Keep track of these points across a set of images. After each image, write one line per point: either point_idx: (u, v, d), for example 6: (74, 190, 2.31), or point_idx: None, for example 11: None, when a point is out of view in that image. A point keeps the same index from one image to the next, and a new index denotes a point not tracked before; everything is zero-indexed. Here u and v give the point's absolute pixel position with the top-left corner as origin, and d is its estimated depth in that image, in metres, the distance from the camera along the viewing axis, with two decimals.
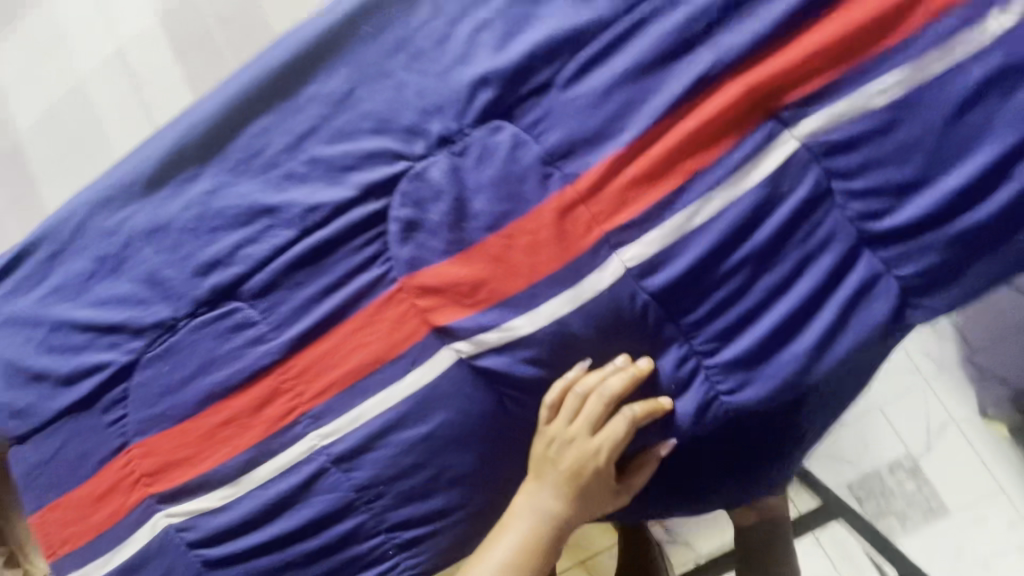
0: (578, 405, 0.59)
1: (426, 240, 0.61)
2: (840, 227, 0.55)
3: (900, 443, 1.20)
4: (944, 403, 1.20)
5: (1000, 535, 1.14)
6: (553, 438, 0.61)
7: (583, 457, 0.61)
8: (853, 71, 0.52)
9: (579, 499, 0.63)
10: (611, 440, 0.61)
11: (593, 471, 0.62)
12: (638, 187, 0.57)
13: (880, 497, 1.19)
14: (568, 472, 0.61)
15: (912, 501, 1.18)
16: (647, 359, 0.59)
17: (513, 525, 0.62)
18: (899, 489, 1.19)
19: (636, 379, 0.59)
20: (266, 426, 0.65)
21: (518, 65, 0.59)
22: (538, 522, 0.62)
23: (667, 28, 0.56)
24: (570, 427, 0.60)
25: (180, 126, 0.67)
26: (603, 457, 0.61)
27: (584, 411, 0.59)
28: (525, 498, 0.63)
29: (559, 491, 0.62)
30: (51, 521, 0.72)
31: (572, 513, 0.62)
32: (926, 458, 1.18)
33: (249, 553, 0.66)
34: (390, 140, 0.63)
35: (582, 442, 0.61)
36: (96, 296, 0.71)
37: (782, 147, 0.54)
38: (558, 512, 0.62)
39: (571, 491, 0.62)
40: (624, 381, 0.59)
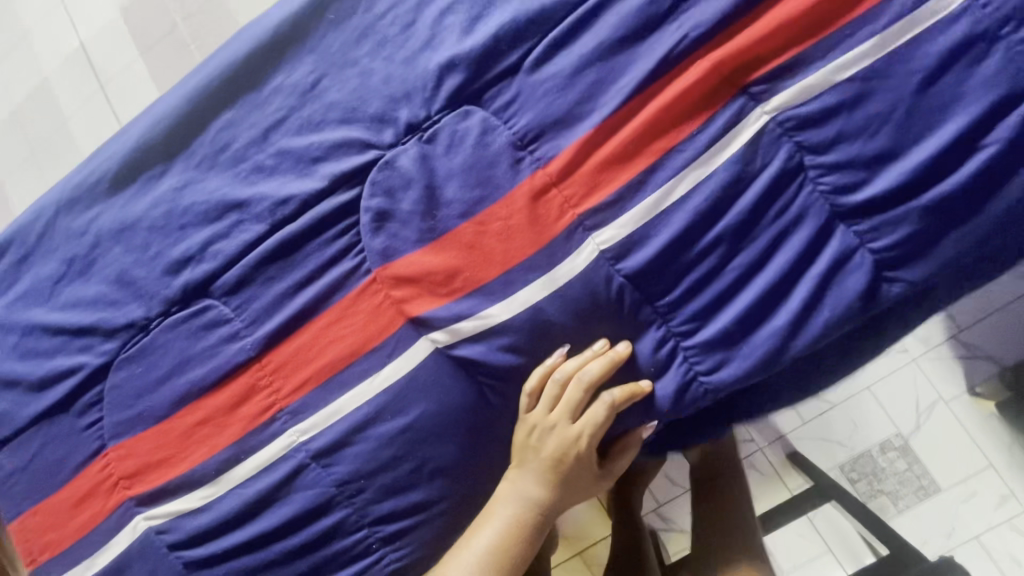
0: (557, 391, 0.59)
1: (398, 229, 0.60)
2: (813, 202, 0.54)
3: (891, 424, 1.19)
4: (934, 381, 1.18)
5: (990, 509, 1.15)
6: (535, 426, 0.61)
7: (565, 443, 0.61)
8: (821, 43, 0.52)
9: (562, 486, 0.63)
10: (592, 426, 0.60)
11: (576, 457, 0.62)
12: (610, 168, 0.56)
13: (872, 478, 1.19)
14: (549, 459, 0.61)
15: (903, 480, 1.18)
16: (626, 343, 0.59)
17: (496, 514, 0.61)
18: (890, 469, 1.19)
19: (616, 363, 0.59)
20: (243, 424, 0.64)
21: (485, 48, 0.58)
22: (522, 509, 0.62)
23: (634, 6, 0.55)
24: (551, 414, 0.60)
25: (146, 123, 0.67)
26: (585, 442, 0.61)
27: (563, 398, 0.59)
28: (508, 486, 0.62)
29: (542, 478, 0.62)
30: (30, 528, 0.70)
31: (555, 499, 0.62)
32: (915, 437, 1.18)
33: (230, 553, 0.65)
34: (358, 130, 0.62)
35: (564, 429, 0.60)
36: (68, 299, 0.70)
37: (753, 123, 0.54)
38: (541, 499, 0.62)
39: (554, 478, 0.62)
40: (602, 365, 0.58)
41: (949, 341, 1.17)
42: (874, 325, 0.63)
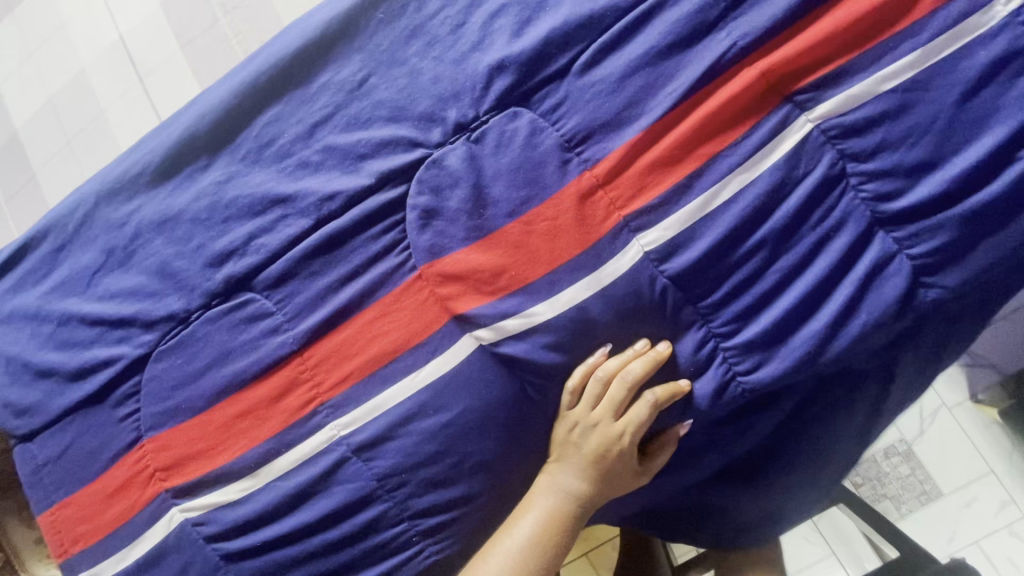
0: (600, 390, 0.60)
1: (445, 227, 0.61)
2: (854, 208, 0.56)
3: (894, 428, 1.23)
4: (937, 389, 1.22)
5: (991, 515, 1.18)
6: (577, 422, 0.63)
7: (606, 440, 0.62)
8: (865, 55, 0.54)
9: (602, 480, 0.64)
10: (635, 424, 0.62)
11: (617, 454, 0.63)
12: (656, 171, 0.57)
13: (877, 483, 1.22)
14: (591, 455, 0.63)
15: (906, 485, 1.22)
16: (667, 343, 0.60)
17: (535, 506, 0.63)
18: (894, 474, 1.22)
19: (659, 363, 0.60)
20: (284, 416, 0.65)
21: (535, 51, 0.59)
22: (562, 502, 0.63)
23: (684, 14, 0.56)
24: (594, 411, 0.62)
25: (191, 116, 0.67)
26: (627, 440, 0.62)
27: (606, 396, 0.61)
28: (548, 478, 0.64)
29: (582, 472, 0.63)
30: (63, 519, 0.71)
31: (594, 493, 0.64)
32: (918, 442, 1.22)
33: (268, 545, 0.66)
34: (406, 128, 0.63)
35: (606, 426, 0.62)
36: (106, 289, 0.70)
37: (798, 130, 0.55)
38: (581, 493, 0.64)
39: (594, 474, 0.63)
40: (645, 365, 0.59)
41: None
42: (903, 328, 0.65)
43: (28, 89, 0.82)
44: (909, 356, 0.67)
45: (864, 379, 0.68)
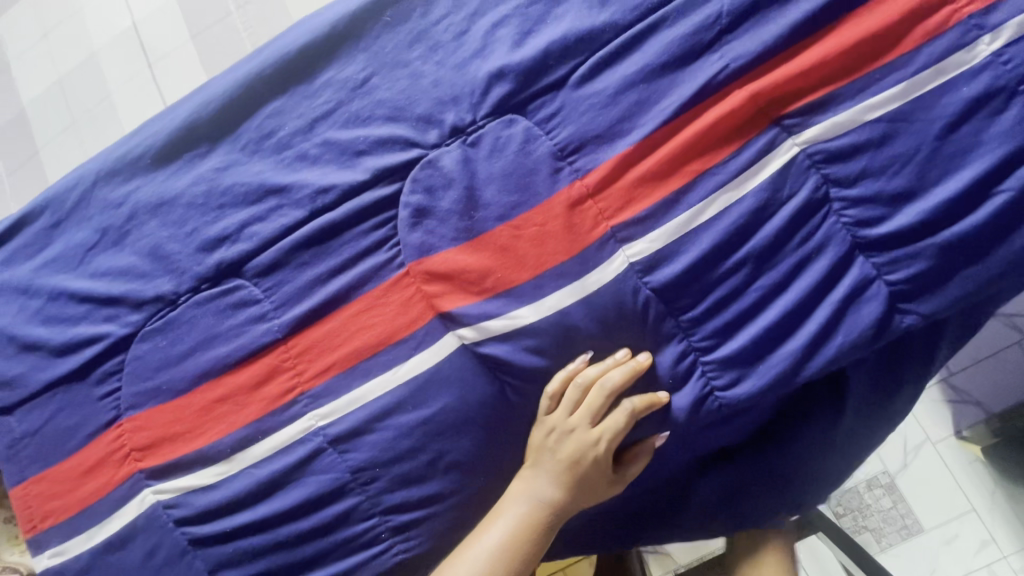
0: (578, 396, 0.61)
1: (435, 227, 0.63)
2: (835, 232, 0.57)
3: (878, 462, 1.25)
4: (922, 424, 1.22)
5: (972, 554, 1.17)
6: (554, 427, 0.63)
7: (582, 447, 0.63)
8: (852, 85, 0.55)
9: (576, 487, 0.64)
10: (610, 432, 0.62)
11: (591, 461, 0.63)
12: (645, 186, 0.59)
13: (859, 513, 1.25)
14: (566, 461, 0.63)
15: (888, 518, 1.24)
16: (647, 354, 0.60)
17: (510, 508, 0.63)
18: (875, 506, 1.24)
19: (639, 373, 0.61)
20: (263, 404, 0.65)
21: (534, 62, 0.61)
22: (533, 507, 0.63)
23: (680, 35, 0.58)
24: (570, 417, 0.62)
25: (197, 104, 0.69)
26: (603, 447, 0.63)
27: (585, 402, 0.61)
28: (523, 483, 0.64)
29: (557, 479, 0.64)
30: (34, 494, 0.71)
31: (569, 499, 0.64)
32: (901, 475, 1.23)
33: (238, 532, 0.65)
34: (404, 128, 0.64)
35: (582, 433, 0.62)
36: (97, 267, 0.71)
37: (784, 153, 0.57)
38: (556, 499, 0.64)
39: (567, 480, 0.63)
40: (624, 374, 0.60)
41: (942, 385, 1.19)
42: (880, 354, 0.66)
43: (37, 69, 0.83)
44: (890, 366, 0.69)
45: (853, 387, 0.69)
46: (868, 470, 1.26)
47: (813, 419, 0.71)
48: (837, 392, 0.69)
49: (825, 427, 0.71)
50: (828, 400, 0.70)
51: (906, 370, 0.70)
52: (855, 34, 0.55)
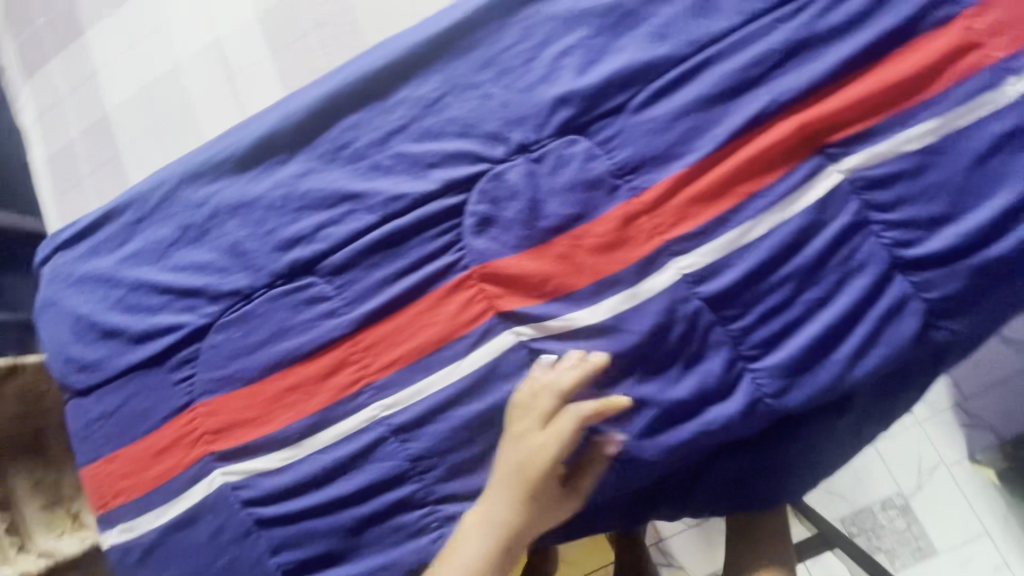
0: (532, 401, 0.65)
1: (499, 234, 0.68)
2: (875, 253, 0.62)
3: (893, 482, 1.26)
4: (937, 446, 1.25)
5: None
6: (506, 434, 0.65)
7: (534, 452, 0.63)
8: (891, 119, 0.61)
9: (535, 502, 0.64)
10: (563, 436, 0.63)
11: (544, 470, 0.63)
12: (697, 204, 0.64)
13: (871, 534, 1.26)
14: (510, 471, 0.64)
15: (901, 538, 1.25)
16: (603, 355, 0.65)
17: (480, 530, 0.63)
18: (888, 527, 1.26)
19: (586, 375, 0.64)
20: (331, 393, 0.70)
21: (597, 88, 0.66)
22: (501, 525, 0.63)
23: (733, 69, 0.64)
24: (524, 422, 0.64)
25: (281, 115, 0.75)
26: (552, 458, 0.63)
27: (540, 408, 0.64)
28: (488, 501, 0.65)
29: (518, 495, 0.63)
30: (106, 473, 0.75)
31: (529, 516, 0.64)
32: (915, 497, 1.25)
33: (302, 514, 0.69)
34: (473, 144, 0.70)
35: (535, 438, 0.64)
36: (178, 262, 0.77)
37: (829, 178, 0.62)
38: (519, 516, 0.63)
39: (524, 491, 0.63)
40: (576, 376, 0.64)
41: (954, 410, 1.24)
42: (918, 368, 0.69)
43: (121, 76, 0.89)
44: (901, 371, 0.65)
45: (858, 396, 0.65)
46: (882, 490, 1.27)
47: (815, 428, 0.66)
48: (844, 402, 0.65)
49: (824, 437, 0.67)
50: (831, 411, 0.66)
51: (923, 373, 0.66)
52: (893, 74, 0.61)
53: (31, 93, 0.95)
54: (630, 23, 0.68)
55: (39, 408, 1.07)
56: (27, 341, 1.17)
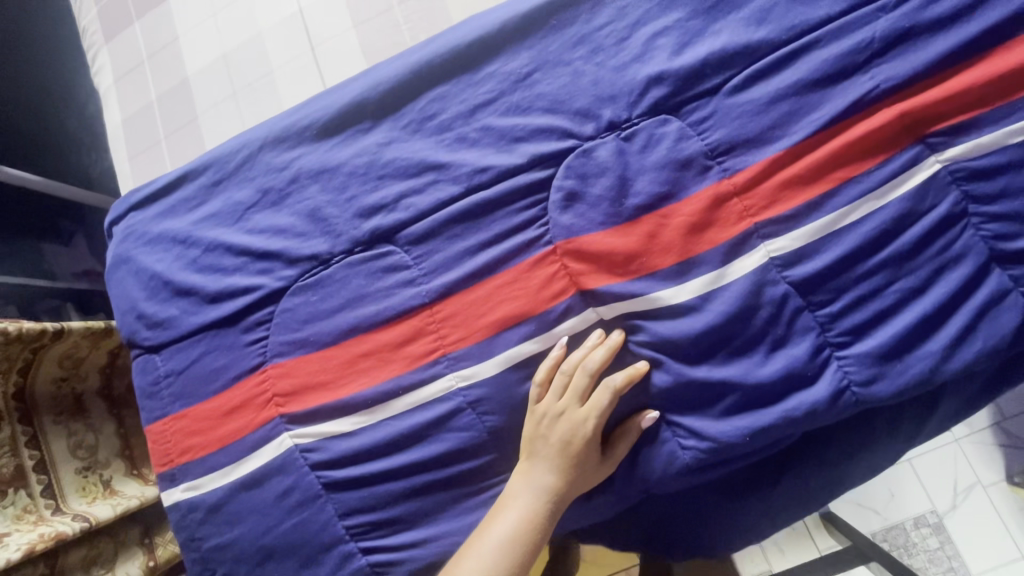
0: (565, 379, 0.65)
1: (585, 210, 0.67)
2: (972, 244, 0.62)
3: (925, 498, 1.16)
4: (972, 464, 1.15)
5: None
6: (544, 413, 0.66)
7: (574, 427, 0.65)
8: (997, 111, 0.60)
9: (571, 472, 0.66)
10: (597, 410, 0.65)
11: (582, 442, 0.65)
12: (790, 187, 0.64)
13: (904, 551, 1.15)
14: (557, 444, 0.65)
15: (933, 558, 1.13)
16: (620, 332, 0.67)
17: (513, 505, 0.65)
18: (922, 545, 1.14)
19: (614, 350, 0.66)
20: (406, 361, 0.70)
21: (693, 69, 0.67)
22: (535, 499, 0.66)
23: (832, 56, 0.64)
24: (559, 400, 0.65)
25: (367, 83, 0.76)
26: (591, 427, 0.65)
27: (572, 385, 0.65)
28: (524, 477, 0.67)
29: (553, 466, 0.66)
30: (175, 430, 0.76)
31: (566, 487, 0.66)
32: (950, 516, 1.14)
33: (372, 479, 0.71)
34: (562, 120, 0.70)
35: (572, 413, 0.65)
36: (255, 224, 0.77)
37: (927, 168, 0.62)
38: (555, 488, 0.66)
39: (563, 464, 0.66)
40: (604, 353, 0.65)
41: (993, 429, 1.15)
42: (1009, 366, 0.67)
43: (203, 42, 0.91)
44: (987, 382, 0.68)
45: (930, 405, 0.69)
46: (914, 506, 1.16)
47: (882, 432, 0.70)
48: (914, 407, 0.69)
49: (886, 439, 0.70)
50: (899, 417, 0.69)
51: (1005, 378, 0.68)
52: (1001, 65, 0.60)
53: (110, 55, 0.97)
54: (727, 6, 0.68)
55: (79, 372, 1.08)
56: (61, 308, 1.22)
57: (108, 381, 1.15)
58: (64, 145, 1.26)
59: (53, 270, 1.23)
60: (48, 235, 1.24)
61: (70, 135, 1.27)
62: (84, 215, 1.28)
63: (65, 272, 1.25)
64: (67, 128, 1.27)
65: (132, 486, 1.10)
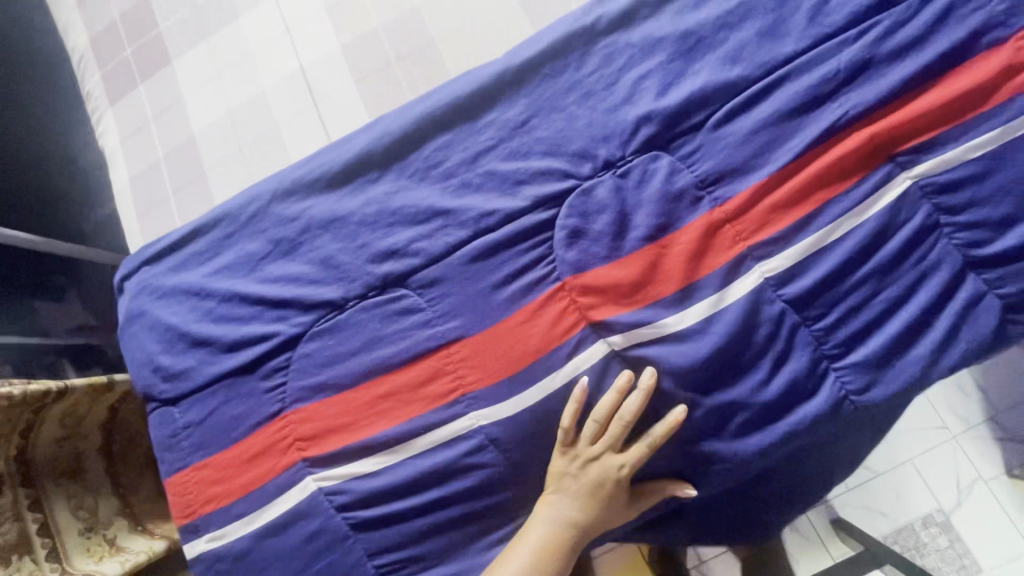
0: (603, 425, 0.69)
1: (589, 245, 0.72)
2: (946, 254, 0.67)
3: (931, 497, 1.15)
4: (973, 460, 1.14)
5: None
6: (579, 455, 0.69)
7: (607, 470, 0.70)
8: (954, 132, 0.67)
9: (600, 510, 0.70)
10: (634, 458, 0.69)
11: (613, 485, 0.70)
12: (777, 212, 0.68)
13: (916, 552, 1.14)
14: (590, 485, 0.69)
15: (944, 557, 1.12)
16: (653, 373, 0.68)
17: (534, 534, 0.69)
18: (932, 545, 1.13)
19: (648, 393, 0.68)
20: (425, 402, 0.72)
21: (679, 107, 0.72)
22: (559, 527, 0.69)
23: (804, 90, 0.70)
24: (595, 445, 0.69)
25: (373, 135, 0.80)
26: (625, 472, 0.70)
27: (609, 431, 0.69)
28: (547, 508, 0.70)
29: (580, 501, 0.69)
30: (195, 480, 0.77)
31: (591, 522, 0.70)
32: (956, 513, 1.13)
33: (399, 516, 0.73)
34: (561, 162, 0.74)
35: (607, 457, 0.69)
36: (268, 275, 0.80)
37: (899, 185, 0.68)
38: (579, 520, 0.70)
39: (591, 501, 0.70)
40: (640, 400, 0.68)
41: (988, 424, 1.16)
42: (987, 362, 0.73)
43: (208, 103, 0.95)
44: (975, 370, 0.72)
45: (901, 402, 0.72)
46: (921, 506, 1.15)
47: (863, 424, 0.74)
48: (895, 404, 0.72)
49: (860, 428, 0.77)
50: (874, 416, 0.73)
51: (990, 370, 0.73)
52: (953, 91, 0.67)
53: (115, 117, 1.00)
54: (704, 50, 0.74)
55: (80, 431, 1.05)
56: (58, 363, 1.21)
57: (108, 436, 1.11)
58: (50, 196, 1.29)
59: (47, 329, 1.22)
60: (39, 291, 1.23)
61: (54, 183, 1.29)
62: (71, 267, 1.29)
63: (60, 328, 1.24)
64: (52, 176, 1.29)
65: (138, 542, 1.07)
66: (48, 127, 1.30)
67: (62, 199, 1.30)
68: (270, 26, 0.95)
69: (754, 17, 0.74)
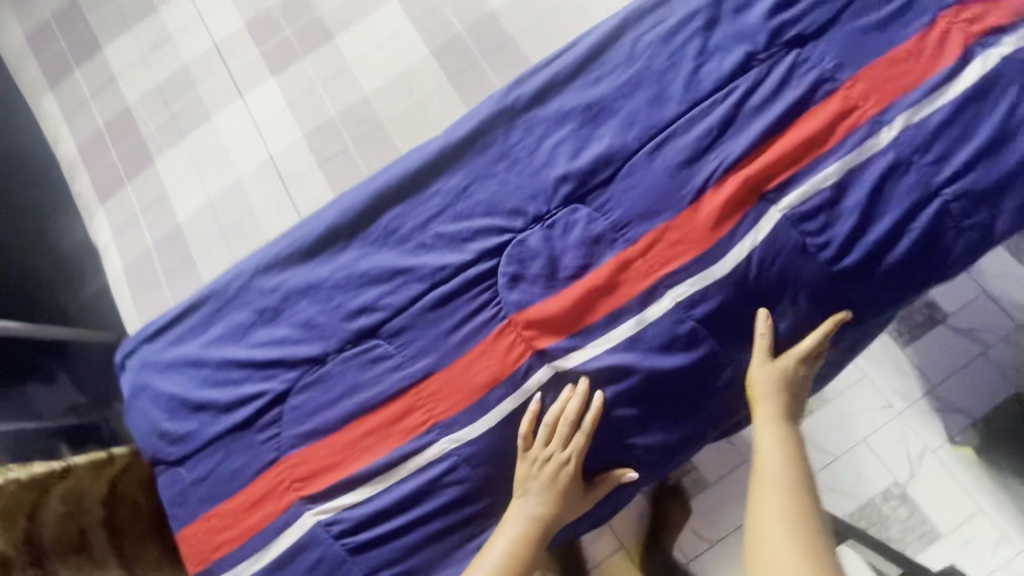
0: (551, 429, 0.82)
1: (528, 287, 0.85)
2: (813, 265, 0.83)
3: (887, 472, 1.18)
4: (919, 432, 1.20)
5: (988, 555, 1.11)
6: (535, 457, 0.82)
7: (560, 466, 0.82)
8: (805, 168, 0.84)
9: (559, 502, 0.83)
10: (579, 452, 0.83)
11: (567, 478, 0.83)
12: (676, 245, 0.84)
13: (879, 527, 1.16)
14: (547, 481, 0.82)
15: (907, 527, 1.15)
16: (584, 379, 0.83)
17: (508, 530, 0.82)
18: (894, 517, 1.15)
19: (584, 397, 0.82)
20: (403, 434, 0.84)
21: (589, 167, 0.88)
22: (528, 522, 0.82)
23: (686, 145, 0.86)
24: (547, 446, 0.82)
25: (337, 211, 0.94)
26: (575, 465, 0.83)
27: (556, 433, 0.82)
28: (517, 506, 0.83)
29: (542, 497, 0.82)
30: (206, 528, 0.87)
31: (554, 514, 0.83)
32: (912, 485, 1.17)
33: (389, 538, 0.84)
34: (498, 219, 0.89)
35: (557, 455, 0.82)
36: (256, 340, 0.92)
37: (769, 213, 0.83)
38: (543, 513, 0.82)
39: (551, 496, 0.82)
40: (578, 403, 0.82)
41: (927, 399, 1.21)
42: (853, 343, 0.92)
43: (190, 195, 1.08)
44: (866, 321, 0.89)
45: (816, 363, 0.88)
46: (879, 481, 1.18)
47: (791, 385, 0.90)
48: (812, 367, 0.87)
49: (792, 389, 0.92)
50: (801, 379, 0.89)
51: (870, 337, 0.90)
52: (800, 136, 0.84)
53: (107, 214, 1.12)
54: (605, 117, 0.90)
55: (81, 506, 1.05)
56: (52, 446, 1.23)
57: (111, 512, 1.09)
58: (42, 286, 1.39)
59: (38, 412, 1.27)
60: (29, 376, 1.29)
61: (46, 273, 1.40)
62: (63, 351, 1.34)
63: (52, 412, 1.29)
64: (43, 267, 1.40)
65: None
66: (34, 221, 1.41)
67: (52, 286, 1.40)
68: (239, 124, 1.09)
69: (642, 87, 0.90)
